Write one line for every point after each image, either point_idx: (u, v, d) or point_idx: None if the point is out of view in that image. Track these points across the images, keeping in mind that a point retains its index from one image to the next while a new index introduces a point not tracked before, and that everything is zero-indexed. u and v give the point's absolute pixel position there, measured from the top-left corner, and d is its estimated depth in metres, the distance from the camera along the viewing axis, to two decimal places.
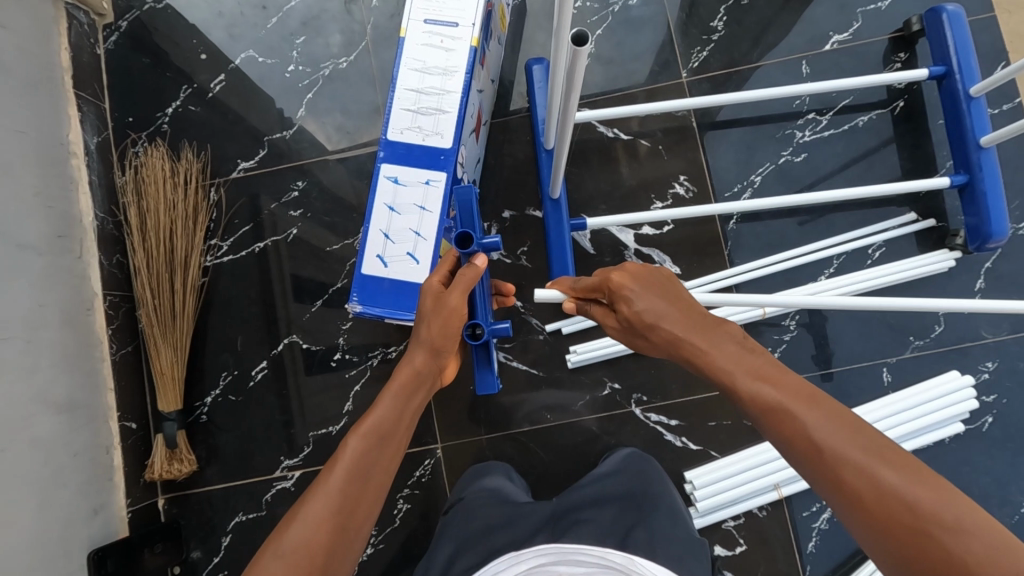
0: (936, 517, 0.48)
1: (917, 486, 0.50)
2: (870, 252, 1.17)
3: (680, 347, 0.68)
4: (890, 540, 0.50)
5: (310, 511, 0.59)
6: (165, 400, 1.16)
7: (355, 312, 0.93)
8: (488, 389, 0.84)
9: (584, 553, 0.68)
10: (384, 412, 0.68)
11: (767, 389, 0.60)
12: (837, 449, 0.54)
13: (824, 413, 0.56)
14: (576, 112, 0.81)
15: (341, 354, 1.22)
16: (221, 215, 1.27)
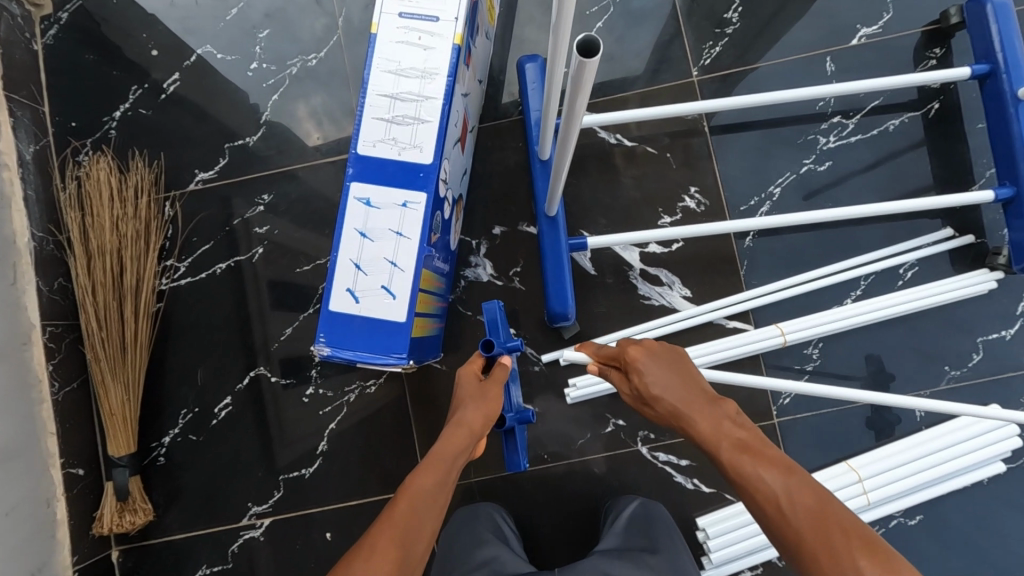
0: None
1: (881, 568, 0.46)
2: (901, 272, 1.05)
3: (680, 419, 0.64)
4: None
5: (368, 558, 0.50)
6: (115, 443, 1.03)
7: (322, 356, 0.80)
8: (515, 470, 0.83)
9: None
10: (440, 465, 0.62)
11: (739, 457, 0.57)
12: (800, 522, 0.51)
13: (793, 486, 0.53)
14: (580, 121, 0.68)
15: (314, 388, 1.09)
16: (178, 232, 1.13)
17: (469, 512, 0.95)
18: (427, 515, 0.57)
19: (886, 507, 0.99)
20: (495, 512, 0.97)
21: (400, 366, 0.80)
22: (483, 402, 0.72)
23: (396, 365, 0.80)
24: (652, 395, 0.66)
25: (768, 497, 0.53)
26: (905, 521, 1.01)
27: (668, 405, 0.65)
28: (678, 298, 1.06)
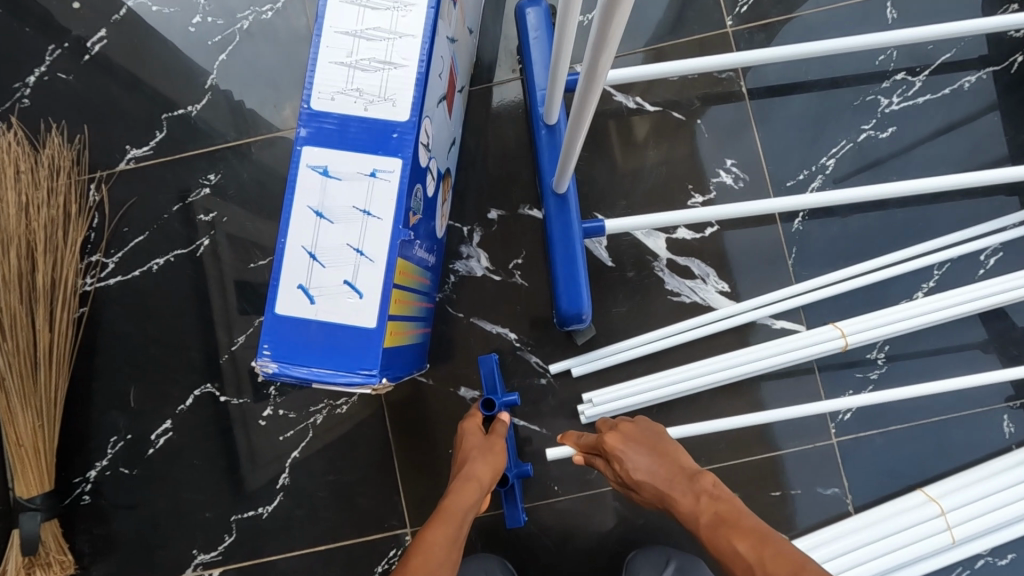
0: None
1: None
2: (982, 259, 0.87)
3: (666, 500, 0.62)
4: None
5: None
6: (24, 483, 0.83)
7: (267, 374, 0.61)
8: (515, 524, 0.79)
9: None
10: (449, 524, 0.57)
11: (716, 528, 0.54)
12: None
13: (762, 551, 0.50)
14: (608, 63, 0.50)
15: (272, 409, 0.90)
16: (105, 221, 0.93)
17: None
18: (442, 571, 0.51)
19: (974, 545, 0.81)
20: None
21: (368, 387, 0.61)
22: (491, 453, 0.69)
23: (364, 385, 0.61)
24: (637, 480, 0.65)
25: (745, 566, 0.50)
26: (994, 561, 0.83)
27: (653, 486, 0.64)
28: (713, 294, 0.88)
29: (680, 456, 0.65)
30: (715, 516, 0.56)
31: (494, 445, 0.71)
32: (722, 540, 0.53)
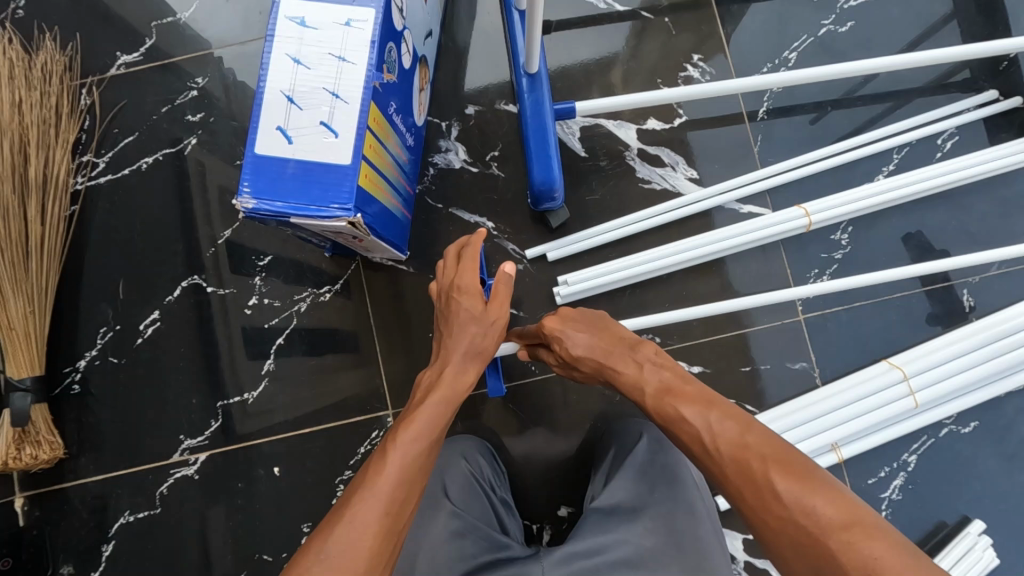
0: (810, 505, 0.44)
1: (807, 476, 0.46)
2: (940, 143, 0.90)
3: (608, 371, 0.64)
4: (783, 547, 0.45)
5: (346, 529, 0.47)
6: (15, 365, 0.85)
7: (246, 212, 0.64)
8: (497, 393, 0.84)
9: None
10: (424, 416, 0.57)
11: (661, 397, 0.58)
12: (729, 451, 0.50)
13: (711, 417, 0.53)
14: None
15: (257, 299, 0.92)
16: (96, 124, 0.97)
17: (438, 484, 0.75)
18: (416, 467, 0.53)
19: (935, 411, 0.84)
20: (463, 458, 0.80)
21: (344, 219, 0.64)
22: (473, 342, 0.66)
23: (340, 218, 0.64)
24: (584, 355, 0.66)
25: (690, 430, 0.53)
26: (958, 429, 0.86)
27: (593, 360, 0.65)
28: (682, 180, 0.92)
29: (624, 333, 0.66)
30: (662, 382, 0.59)
31: (488, 323, 0.68)
32: (667, 411, 0.56)
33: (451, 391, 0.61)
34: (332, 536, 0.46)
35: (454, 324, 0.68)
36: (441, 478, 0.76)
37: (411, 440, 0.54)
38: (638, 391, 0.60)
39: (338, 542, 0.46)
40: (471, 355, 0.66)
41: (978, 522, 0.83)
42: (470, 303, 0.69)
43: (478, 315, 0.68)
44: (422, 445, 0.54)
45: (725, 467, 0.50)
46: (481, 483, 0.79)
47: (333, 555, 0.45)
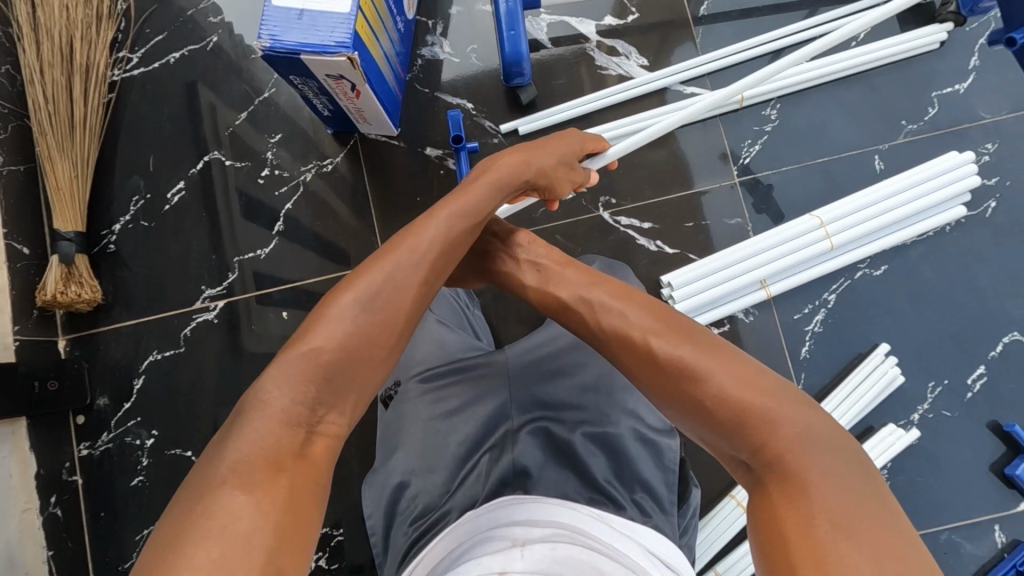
0: (700, 378, 0.52)
1: (691, 347, 0.54)
2: (855, 33, 1.06)
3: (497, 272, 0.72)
4: (678, 413, 0.54)
5: (380, 286, 0.54)
6: (62, 218, 1.00)
7: (264, 51, 0.79)
8: None
9: (537, 515, 0.60)
10: (475, 200, 0.64)
11: (567, 297, 0.65)
12: (629, 347, 0.57)
13: (616, 298, 0.61)
14: None
15: (269, 170, 1.08)
16: (130, 25, 1.12)
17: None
18: (452, 244, 0.60)
19: (850, 252, 0.98)
20: None
21: (343, 56, 0.78)
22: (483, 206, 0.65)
23: (339, 55, 0.78)
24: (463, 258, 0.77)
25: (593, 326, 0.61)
26: (870, 272, 1.01)
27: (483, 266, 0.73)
28: (634, 67, 1.07)
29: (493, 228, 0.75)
30: (539, 275, 0.69)
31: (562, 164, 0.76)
32: (576, 317, 0.63)
33: (506, 194, 0.68)
34: (369, 286, 0.54)
35: (533, 145, 0.74)
36: None
37: (456, 224, 0.61)
38: (540, 301, 0.68)
39: (374, 293, 0.53)
40: (540, 172, 0.72)
41: (885, 346, 0.97)
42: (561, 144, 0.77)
43: (563, 156, 0.76)
44: (462, 229, 0.61)
45: (627, 354, 0.57)
46: (460, 305, 0.89)
47: (372, 306, 0.53)
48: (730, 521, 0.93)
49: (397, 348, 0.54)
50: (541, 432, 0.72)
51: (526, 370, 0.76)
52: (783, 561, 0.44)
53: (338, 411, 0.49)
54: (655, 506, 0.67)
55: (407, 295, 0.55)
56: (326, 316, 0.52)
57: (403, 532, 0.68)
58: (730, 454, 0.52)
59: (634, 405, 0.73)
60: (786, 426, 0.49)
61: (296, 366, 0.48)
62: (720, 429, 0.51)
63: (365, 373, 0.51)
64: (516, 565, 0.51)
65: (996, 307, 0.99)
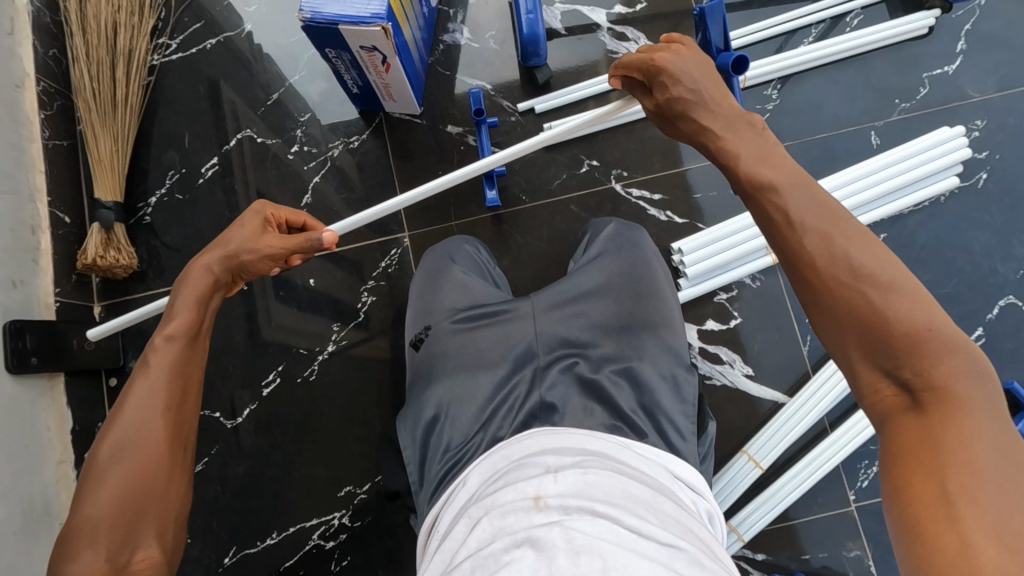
0: (894, 293, 0.49)
1: (889, 262, 0.51)
2: (849, 20, 1.13)
3: (706, 135, 0.62)
4: (853, 328, 0.50)
5: (113, 442, 0.54)
6: (103, 187, 1.05)
7: (306, 22, 0.85)
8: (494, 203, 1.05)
9: (568, 446, 0.61)
10: (178, 324, 0.62)
11: (767, 180, 0.56)
12: (829, 252, 0.51)
13: (809, 194, 0.55)
14: None
15: (299, 146, 1.14)
16: (169, 13, 1.19)
17: (448, 257, 0.92)
18: (179, 372, 0.59)
19: None
20: (466, 245, 0.97)
21: (378, 26, 0.84)
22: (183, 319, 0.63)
23: (374, 25, 0.85)
24: (686, 107, 0.63)
25: (785, 217, 0.54)
26: None
27: (694, 124, 0.63)
28: None
29: (725, 96, 0.63)
30: (758, 151, 0.59)
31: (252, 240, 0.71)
32: (762, 196, 0.56)
33: (203, 303, 0.66)
34: (116, 438, 0.54)
35: (219, 241, 0.70)
36: (451, 255, 0.93)
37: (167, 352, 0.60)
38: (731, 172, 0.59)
39: (123, 443, 0.54)
40: (222, 263, 0.68)
41: None
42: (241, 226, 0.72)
43: (251, 236, 0.70)
44: (178, 352, 0.60)
45: (817, 254, 0.52)
46: (480, 264, 0.95)
47: (122, 456, 0.54)
48: (741, 476, 0.97)
49: (175, 471, 0.56)
50: (568, 369, 0.74)
51: (551, 311, 0.79)
52: (934, 480, 0.43)
53: (145, 545, 0.52)
54: (678, 436, 0.71)
55: (155, 429, 0.55)
56: (87, 483, 0.53)
57: (435, 463, 0.71)
58: (884, 376, 0.49)
59: (655, 341, 0.76)
60: (965, 353, 0.47)
61: (72, 539, 0.50)
62: (893, 347, 0.48)
63: (151, 508, 0.53)
64: (550, 489, 0.52)
65: (990, 271, 1.04)
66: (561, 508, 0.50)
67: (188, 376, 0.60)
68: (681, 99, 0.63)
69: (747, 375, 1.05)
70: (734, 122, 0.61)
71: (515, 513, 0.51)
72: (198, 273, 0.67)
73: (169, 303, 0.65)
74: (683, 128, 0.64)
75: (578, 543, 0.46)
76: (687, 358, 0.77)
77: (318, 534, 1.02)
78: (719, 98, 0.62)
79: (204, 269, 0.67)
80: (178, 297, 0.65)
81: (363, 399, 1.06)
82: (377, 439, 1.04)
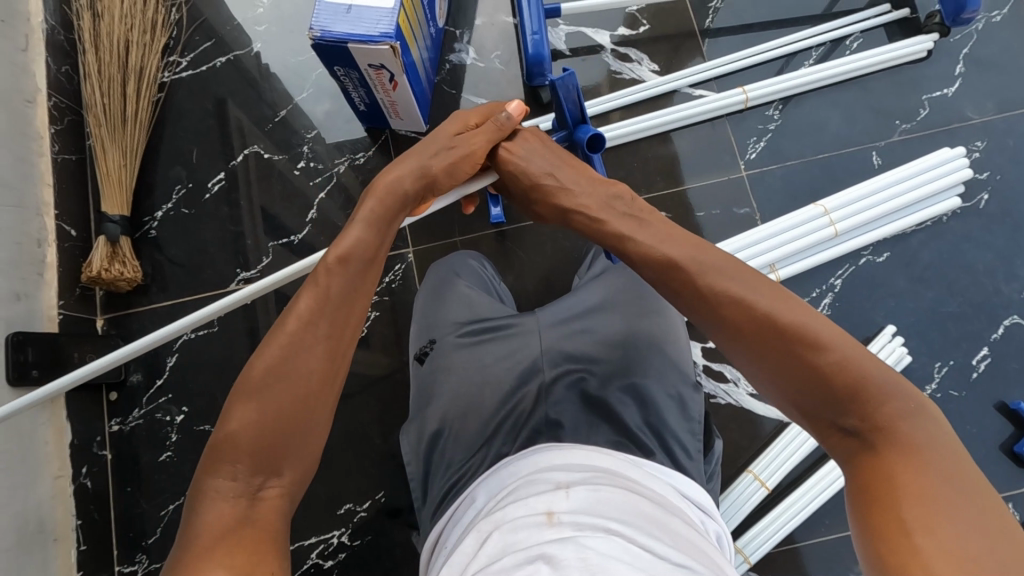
0: (824, 347, 0.49)
1: (813, 318, 0.50)
2: (848, 44, 1.15)
3: (572, 215, 0.66)
4: (789, 384, 0.50)
5: (275, 360, 0.52)
6: (110, 202, 1.06)
7: (315, 40, 0.86)
8: (496, 222, 1.04)
9: (578, 463, 0.61)
10: (353, 244, 0.59)
11: (674, 254, 0.57)
12: (746, 315, 0.52)
13: (717, 261, 0.55)
14: None
15: (305, 162, 1.15)
16: (181, 32, 1.21)
17: (453, 271, 0.92)
18: (344, 293, 0.57)
19: (854, 239, 1.04)
20: (470, 259, 0.97)
21: (387, 44, 0.86)
22: (370, 232, 0.61)
23: (383, 44, 0.86)
24: (551, 199, 0.67)
25: (695, 287, 0.55)
26: (874, 258, 1.06)
27: (556, 208, 0.67)
28: (646, 72, 1.16)
29: (584, 175, 0.67)
30: (639, 226, 0.62)
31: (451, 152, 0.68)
32: (668, 266, 0.57)
33: (390, 218, 0.64)
34: (276, 356, 0.52)
35: (413, 152, 0.68)
36: (456, 269, 0.93)
37: (340, 275, 0.57)
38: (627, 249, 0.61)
39: (286, 361, 0.52)
40: (412, 180, 0.66)
41: (891, 327, 1.02)
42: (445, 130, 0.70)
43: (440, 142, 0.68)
44: (351, 278, 0.58)
45: (739, 317, 0.52)
46: (485, 279, 0.95)
47: (280, 378, 0.51)
48: (746, 496, 0.96)
49: (325, 402, 0.53)
50: (574, 386, 0.74)
51: (555, 326, 0.79)
52: (892, 516, 0.44)
53: (278, 475, 0.50)
54: (684, 454, 0.70)
55: (315, 357, 0.53)
56: (240, 397, 0.51)
57: (439, 479, 0.71)
58: (828, 422, 0.50)
59: (660, 357, 0.75)
60: (903, 390, 0.48)
61: (216, 458, 0.49)
62: (830, 399, 0.49)
63: (297, 438, 0.51)
64: (563, 505, 0.51)
65: (994, 290, 1.05)
66: (574, 525, 0.49)
67: (360, 292, 0.58)
68: (540, 185, 0.67)
69: (752, 394, 1.04)
70: (606, 198, 0.65)
71: (527, 529, 0.50)
72: (388, 180, 0.65)
73: (355, 210, 0.63)
74: (551, 220, 0.69)
75: (592, 562, 0.45)
76: (692, 375, 0.77)
77: (316, 553, 1.00)
78: (576, 176, 0.67)
79: (393, 176, 0.65)
80: (363, 211, 0.63)
81: (364, 415, 1.05)
82: (378, 456, 1.03)
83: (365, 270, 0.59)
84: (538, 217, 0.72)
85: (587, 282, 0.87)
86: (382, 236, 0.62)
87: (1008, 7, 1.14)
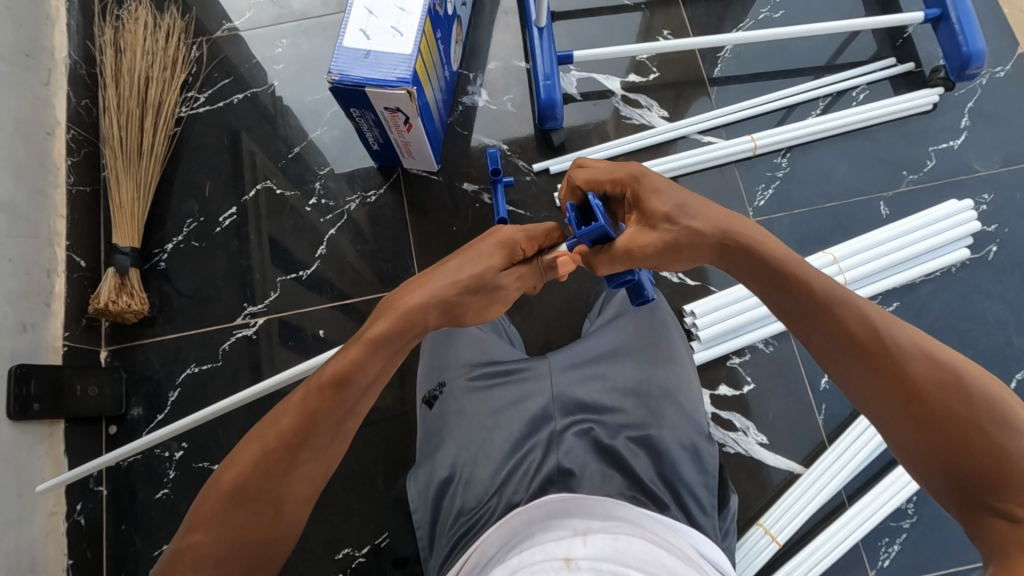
0: (1010, 428, 0.50)
1: (999, 391, 0.52)
2: (855, 95, 1.17)
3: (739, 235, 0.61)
4: (945, 454, 0.52)
5: (242, 479, 0.55)
6: (121, 233, 1.07)
7: (334, 83, 0.88)
8: None
9: (596, 512, 0.59)
10: (351, 364, 0.58)
11: (851, 303, 0.57)
12: (926, 377, 0.53)
13: (893, 325, 0.55)
14: None
15: (317, 199, 1.16)
16: (201, 69, 1.23)
17: None
18: (333, 417, 0.58)
19: (864, 288, 1.04)
20: None
21: (403, 89, 0.87)
22: (371, 357, 0.59)
23: (400, 89, 0.88)
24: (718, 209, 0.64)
25: (876, 338, 0.55)
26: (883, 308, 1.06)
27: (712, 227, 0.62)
28: (656, 118, 1.18)
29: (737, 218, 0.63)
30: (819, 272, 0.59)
31: (493, 287, 0.66)
32: (847, 319, 0.56)
33: (396, 344, 0.61)
34: (244, 477, 0.55)
35: (466, 279, 0.64)
36: None
37: (331, 400, 0.58)
38: (797, 281, 0.59)
39: (251, 484, 0.55)
40: (441, 306, 0.63)
41: None
42: (497, 253, 0.66)
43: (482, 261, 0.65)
44: (343, 400, 0.58)
45: (924, 376, 0.53)
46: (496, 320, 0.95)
47: (243, 503, 0.55)
48: (757, 550, 0.94)
49: (288, 522, 0.57)
50: (585, 434, 0.72)
51: (567, 372, 0.79)
52: None
53: None
54: (698, 509, 0.69)
55: (290, 486, 0.57)
56: (204, 511, 0.55)
57: (447, 529, 0.69)
58: (988, 509, 0.50)
59: (675, 406, 0.74)
60: None
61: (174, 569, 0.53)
62: (986, 480, 0.50)
63: (259, 553, 0.56)
64: (580, 551, 0.49)
65: (1005, 343, 1.04)
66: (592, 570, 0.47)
67: (346, 417, 0.59)
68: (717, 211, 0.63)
69: (762, 444, 1.02)
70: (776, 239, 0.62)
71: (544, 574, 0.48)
72: (407, 300, 0.62)
73: (358, 331, 0.61)
74: (706, 221, 0.62)
75: None
76: (707, 426, 0.75)
77: None
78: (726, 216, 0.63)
79: (413, 297, 0.62)
80: (373, 327, 0.61)
81: (366, 456, 1.03)
82: (380, 498, 1.01)
83: (353, 399, 0.59)
84: (681, 238, 0.62)
85: (601, 326, 0.87)
86: (385, 358, 0.60)
87: (1011, 63, 1.17)
